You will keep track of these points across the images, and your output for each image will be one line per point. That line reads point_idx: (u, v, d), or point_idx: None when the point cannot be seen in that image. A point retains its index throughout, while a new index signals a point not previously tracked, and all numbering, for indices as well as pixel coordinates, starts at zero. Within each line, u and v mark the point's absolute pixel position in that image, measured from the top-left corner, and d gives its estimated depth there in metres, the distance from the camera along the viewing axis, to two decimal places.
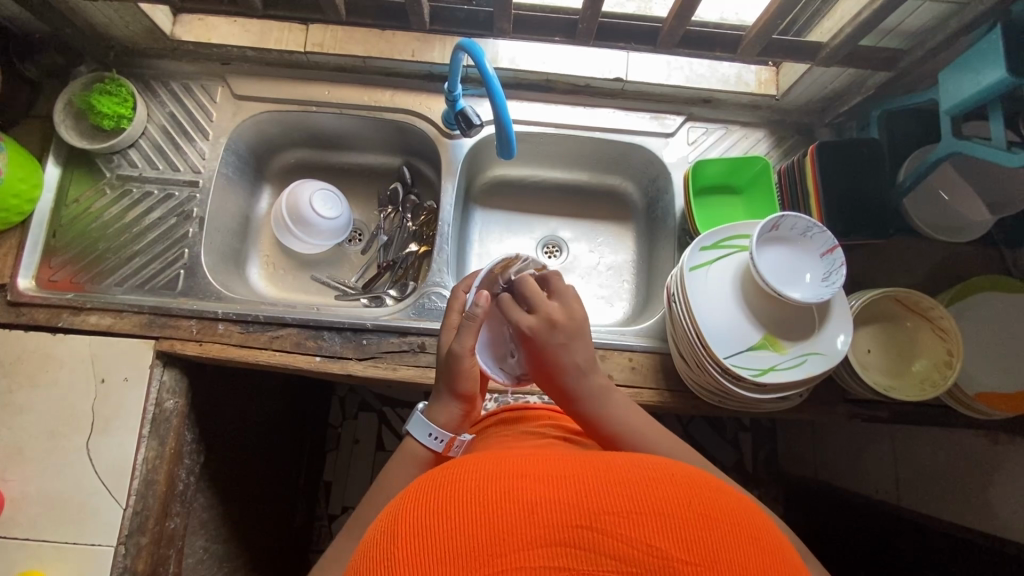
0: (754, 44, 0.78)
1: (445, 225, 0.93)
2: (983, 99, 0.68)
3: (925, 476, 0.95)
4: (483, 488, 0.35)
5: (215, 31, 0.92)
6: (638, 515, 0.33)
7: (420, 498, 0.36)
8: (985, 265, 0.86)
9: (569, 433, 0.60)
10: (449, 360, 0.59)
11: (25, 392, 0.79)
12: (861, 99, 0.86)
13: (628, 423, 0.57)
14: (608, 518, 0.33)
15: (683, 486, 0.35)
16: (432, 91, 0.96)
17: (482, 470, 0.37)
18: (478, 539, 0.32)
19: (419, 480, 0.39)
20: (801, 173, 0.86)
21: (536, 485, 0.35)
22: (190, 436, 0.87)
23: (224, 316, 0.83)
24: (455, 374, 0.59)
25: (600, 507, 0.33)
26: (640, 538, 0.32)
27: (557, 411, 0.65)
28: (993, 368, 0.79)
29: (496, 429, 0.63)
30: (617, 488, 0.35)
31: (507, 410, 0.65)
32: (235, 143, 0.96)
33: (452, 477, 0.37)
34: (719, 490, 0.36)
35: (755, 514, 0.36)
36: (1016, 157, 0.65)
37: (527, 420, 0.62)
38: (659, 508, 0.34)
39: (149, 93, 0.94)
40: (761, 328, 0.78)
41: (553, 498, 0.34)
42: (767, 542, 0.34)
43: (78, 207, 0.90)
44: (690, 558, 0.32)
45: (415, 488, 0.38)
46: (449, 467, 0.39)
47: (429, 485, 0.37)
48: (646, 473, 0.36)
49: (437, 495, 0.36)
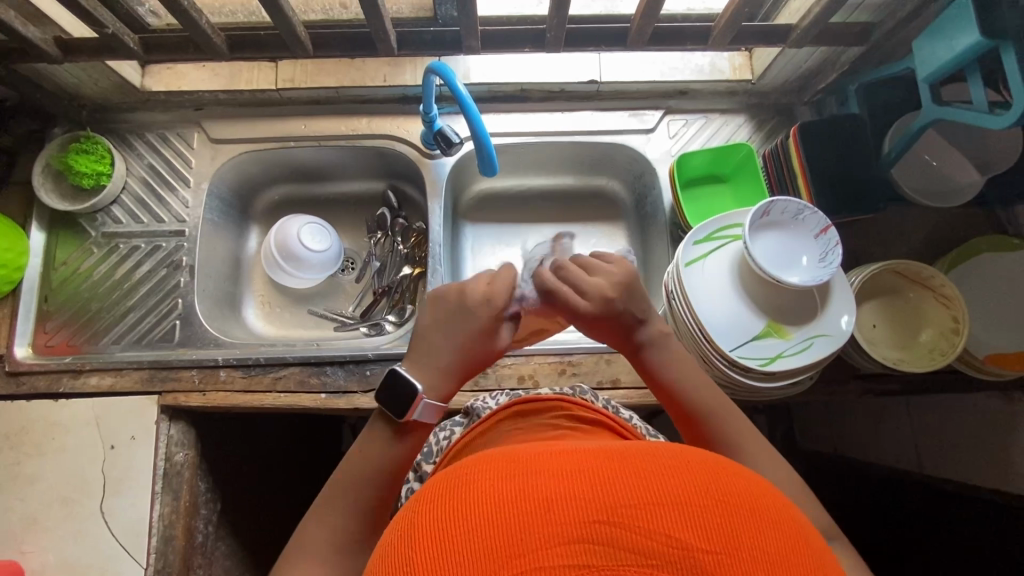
0: (725, 33, 0.77)
1: (436, 246, 0.93)
2: (959, 64, 0.67)
3: (946, 442, 0.94)
4: (497, 485, 0.34)
5: (186, 79, 0.92)
6: (657, 505, 0.33)
7: (435, 498, 0.36)
8: (980, 226, 0.85)
9: (583, 423, 0.59)
10: (483, 343, 0.61)
11: (32, 462, 0.78)
12: (837, 75, 0.86)
13: (681, 380, 0.64)
14: (627, 510, 0.32)
15: (699, 473, 0.35)
16: (409, 113, 0.96)
17: (494, 466, 0.37)
18: (496, 539, 0.32)
19: (431, 482, 0.39)
20: (786, 156, 0.85)
21: (551, 477, 0.34)
22: (203, 485, 0.86)
23: (225, 362, 0.83)
24: (481, 356, 0.61)
25: (618, 500, 0.33)
26: (659, 529, 0.32)
27: (569, 398, 0.62)
28: (1000, 329, 0.78)
29: (508, 423, 0.61)
30: (632, 479, 0.34)
31: (518, 402, 0.65)
32: (218, 186, 0.95)
33: (467, 476, 0.37)
34: (737, 476, 0.36)
35: (774, 494, 0.36)
36: (999, 119, 0.65)
37: (538, 412, 0.62)
38: (676, 498, 0.33)
39: (125, 147, 0.93)
40: (763, 315, 0.78)
41: (567, 492, 0.33)
42: (791, 528, 0.34)
43: (66, 269, 0.89)
44: (711, 547, 0.31)
45: (427, 489, 0.38)
46: (461, 466, 0.39)
47: (442, 485, 0.37)
48: (661, 460, 0.36)
49: (451, 495, 0.35)
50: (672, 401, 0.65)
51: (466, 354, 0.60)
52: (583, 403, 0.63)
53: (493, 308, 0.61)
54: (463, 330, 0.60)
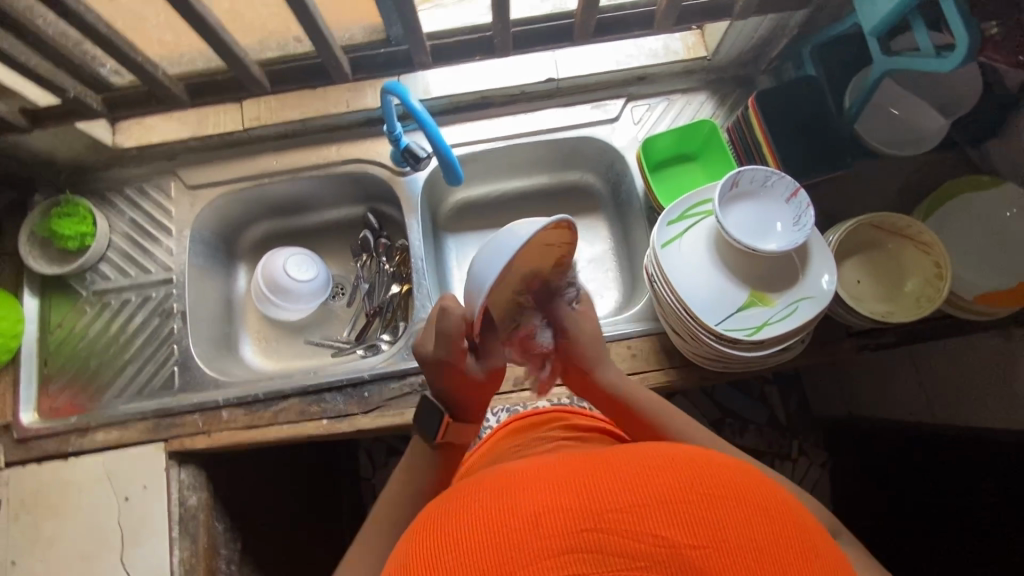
0: (668, 15, 0.78)
1: (418, 260, 0.94)
2: (901, 13, 0.68)
3: (956, 388, 0.93)
4: (488, 508, 0.36)
5: (155, 131, 0.94)
6: (641, 507, 0.34)
7: (433, 526, 0.38)
8: (953, 169, 0.85)
9: (577, 433, 0.62)
10: (470, 379, 0.60)
11: (50, 523, 0.80)
12: (789, 40, 0.87)
13: (632, 393, 0.66)
14: (612, 515, 0.34)
15: (681, 469, 0.37)
16: (376, 135, 0.97)
17: (487, 489, 0.39)
18: (490, 559, 0.34)
19: (430, 511, 0.41)
20: (748, 126, 0.86)
21: (539, 493, 0.36)
22: (221, 526, 0.87)
23: (225, 402, 0.84)
24: (474, 389, 0.61)
25: (603, 507, 0.35)
26: (645, 530, 0.34)
27: (566, 410, 0.66)
28: (985, 268, 0.78)
29: (507, 440, 0.62)
30: (616, 485, 0.36)
31: (516, 418, 0.66)
32: (200, 230, 0.97)
33: (462, 503, 0.39)
34: (720, 467, 0.38)
35: (759, 482, 0.38)
36: (947, 61, 0.65)
37: (535, 425, 0.64)
38: (659, 496, 0.35)
39: (106, 205, 0.95)
40: (745, 286, 0.78)
41: (554, 505, 0.35)
42: (779, 510, 0.35)
43: (63, 331, 0.91)
44: (696, 542, 0.33)
45: (426, 518, 0.40)
46: (457, 493, 0.41)
47: (439, 514, 0.39)
48: (645, 462, 0.38)
49: (447, 522, 0.37)
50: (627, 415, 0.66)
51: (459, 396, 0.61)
52: (580, 413, 0.66)
53: (445, 362, 0.58)
54: (442, 384, 0.60)
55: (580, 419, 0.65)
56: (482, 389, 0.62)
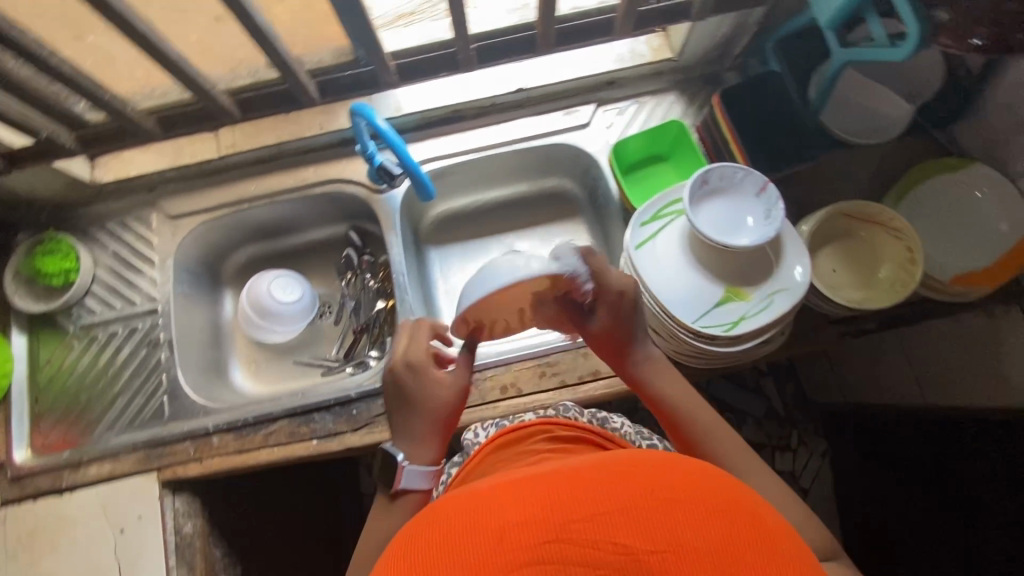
0: (627, 20, 0.80)
1: (400, 275, 0.94)
2: (853, 6, 0.69)
3: (942, 369, 0.94)
4: (456, 526, 0.37)
5: (132, 164, 0.97)
6: (603, 515, 0.35)
7: (403, 547, 0.38)
8: (922, 152, 0.86)
9: (561, 442, 0.62)
10: (432, 393, 0.62)
11: (46, 560, 0.80)
12: (751, 36, 0.88)
13: (666, 388, 0.65)
14: (574, 526, 0.35)
15: (642, 478, 0.38)
16: (352, 154, 0.98)
17: (455, 506, 0.39)
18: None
19: (402, 531, 0.41)
20: (715, 124, 0.89)
21: (505, 508, 0.37)
22: (218, 551, 0.87)
23: (215, 428, 0.85)
24: (437, 407, 0.62)
25: (566, 518, 0.35)
26: (606, 538, 0.34)
27: (547, 420, 0.66)
28: (958, 248, 0.79)
29: (493, 455, 0.63)
30: (580, 495, 0.36)
31: (501, 432, 0.66)
32: (184, 259, 0.98)
33: (431, 521, 0.39)
34: (681, 473, 0.39)
35: (719, 485, 0.39)
36: (900, 50, 0.66)
37: (518, 440, 0.64)
38: (620, 505, 0.36)
39: (89, 240, 0.97)
40: (721, 282, 0.78)
41: (518, 519, 0.36)
42: (736, 512, 0.36)
43: (52, 367, 0.92)
44: (655, 547, 0.34)
45: (397, 539, 0.40)
46: (427, 512, 0.41)
47: (410, 534, 0.39)
48: (609, 473, 0.38)
49: (416, 542, 0.37)
50: (659, 409, 0.66)
51: (423, 412, 0.62)
52: (563, 421, 0.65)
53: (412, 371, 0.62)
54: (407, 399, 0.62)
55: (562, 425, 0.65)
56: (445, 406, 0.62)
